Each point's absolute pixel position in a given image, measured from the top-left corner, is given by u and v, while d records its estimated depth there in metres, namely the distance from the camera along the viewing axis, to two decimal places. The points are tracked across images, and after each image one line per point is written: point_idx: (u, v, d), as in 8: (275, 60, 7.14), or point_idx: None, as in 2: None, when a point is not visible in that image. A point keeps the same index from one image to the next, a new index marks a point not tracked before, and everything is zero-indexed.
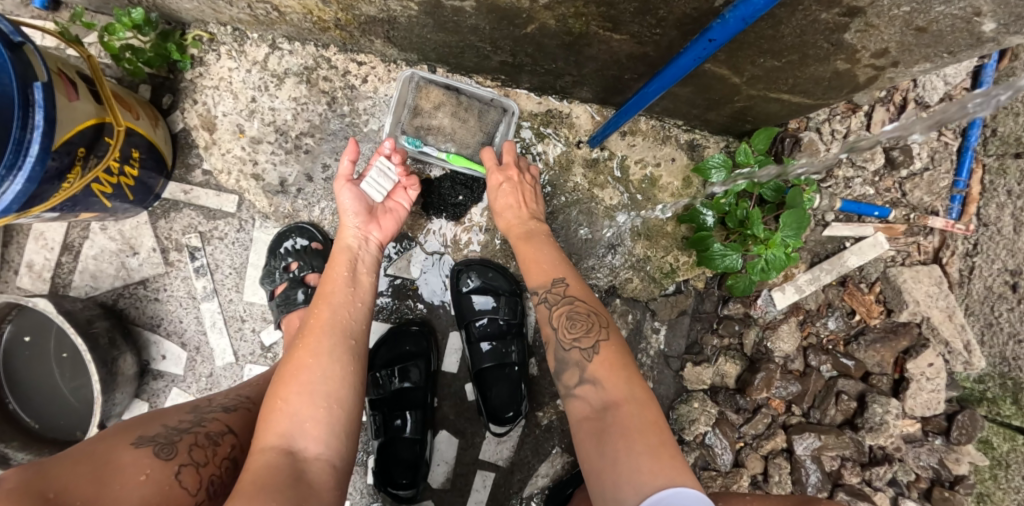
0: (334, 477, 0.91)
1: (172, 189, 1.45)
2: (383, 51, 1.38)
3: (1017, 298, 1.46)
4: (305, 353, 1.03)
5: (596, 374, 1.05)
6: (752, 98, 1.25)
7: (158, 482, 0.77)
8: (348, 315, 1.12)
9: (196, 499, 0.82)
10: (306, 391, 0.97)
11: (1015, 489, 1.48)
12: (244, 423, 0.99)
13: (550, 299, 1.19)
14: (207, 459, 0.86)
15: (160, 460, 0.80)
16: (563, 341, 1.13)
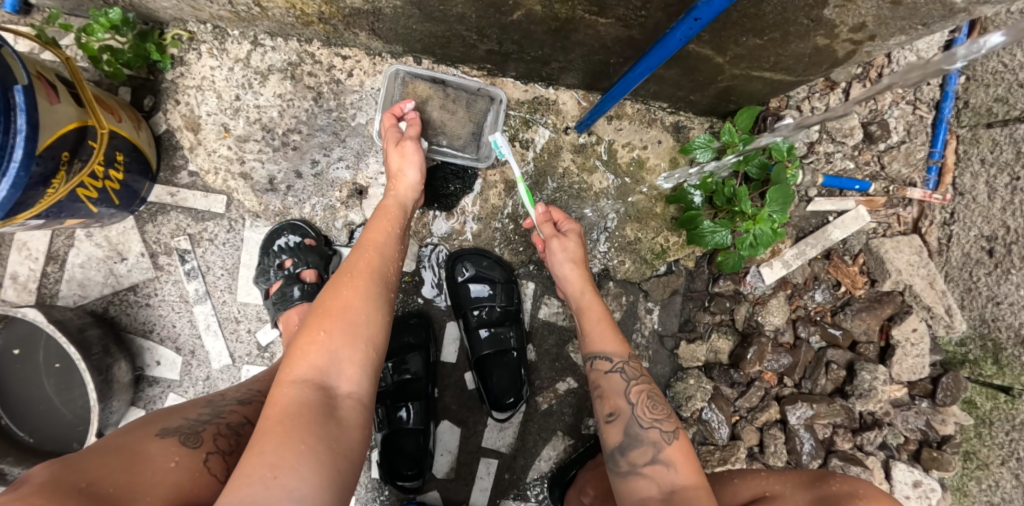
0: (362, 416, 0.91)
1: (158, 192, 1.43)
2: (368, 44, 1.37)
3: (993, 262, 1.53)
4: (349, 291, 1.02)
5: (670, 457, 1.07)
6: (736, 77, 1.27)
7: (189, 467, 0.78)
8: (391, 260, 1.11)
9: (224, 486, 0.82)
10: (345, 330, 0.96)
11: (999, 446, 1.53)
12: (262, 414, 1.00)
13: (628, 370, 1.20)
14: (232, 448, 0.87)
15: (187, 449, 0.81)
16: (642, 419, 1.12)
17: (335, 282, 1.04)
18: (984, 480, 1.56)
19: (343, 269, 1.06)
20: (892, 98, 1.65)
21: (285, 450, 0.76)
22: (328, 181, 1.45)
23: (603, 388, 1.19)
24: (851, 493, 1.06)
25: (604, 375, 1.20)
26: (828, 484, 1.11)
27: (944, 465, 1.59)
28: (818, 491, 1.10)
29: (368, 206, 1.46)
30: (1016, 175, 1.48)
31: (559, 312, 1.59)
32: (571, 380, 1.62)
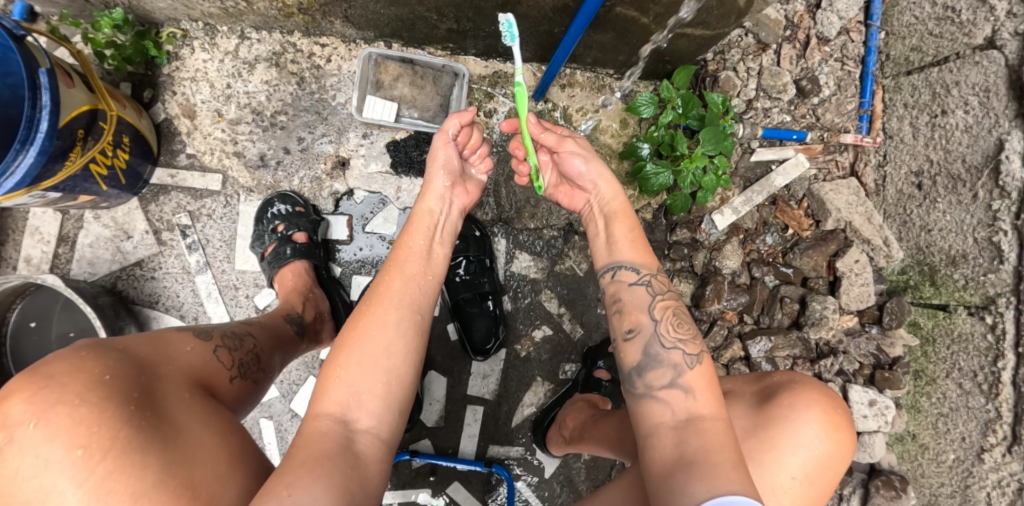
0: (382, 452, 0.95)
1: (159, 175, 1.60)
2: (343, 31, 1.56)
3: (923, 195, 1.71)
4: (375, 324, 1.04)
5: (690, 384, 1.04)
6: (664, 36, 1.45)
7: (200, 353, 1.00)
8: (417, 285, 1.12)
9: (229, 373, 1.04)
10: (370, 368, 0.99)
11: (942, 360, 1.67)
12: (262, 333, 1.22)
13: (655, 285, 1.17)
14: (235, 346, 1.09)
15: (200, 341, 1.03)
16: (664, 338, 1.10)
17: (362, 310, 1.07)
18: (932, 394, 1.69)
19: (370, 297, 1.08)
20: (820, 56, 1.81)
21: (302, 475, 0.81)
22: (314, 155, 1.62)
23: (625, 304, 1.17)
24: (790, 380, 1.15)
25: (627, 288, 1.18)
26: (771, 376, 1.20)
27: (895, 383, 1.73)
28: (759, 381, 1.19)
29: (351, 175, 1.63)
30: (934, 114, 1.67)
31: (531, 266, 1.74)
32: (546, 328, 1.76)
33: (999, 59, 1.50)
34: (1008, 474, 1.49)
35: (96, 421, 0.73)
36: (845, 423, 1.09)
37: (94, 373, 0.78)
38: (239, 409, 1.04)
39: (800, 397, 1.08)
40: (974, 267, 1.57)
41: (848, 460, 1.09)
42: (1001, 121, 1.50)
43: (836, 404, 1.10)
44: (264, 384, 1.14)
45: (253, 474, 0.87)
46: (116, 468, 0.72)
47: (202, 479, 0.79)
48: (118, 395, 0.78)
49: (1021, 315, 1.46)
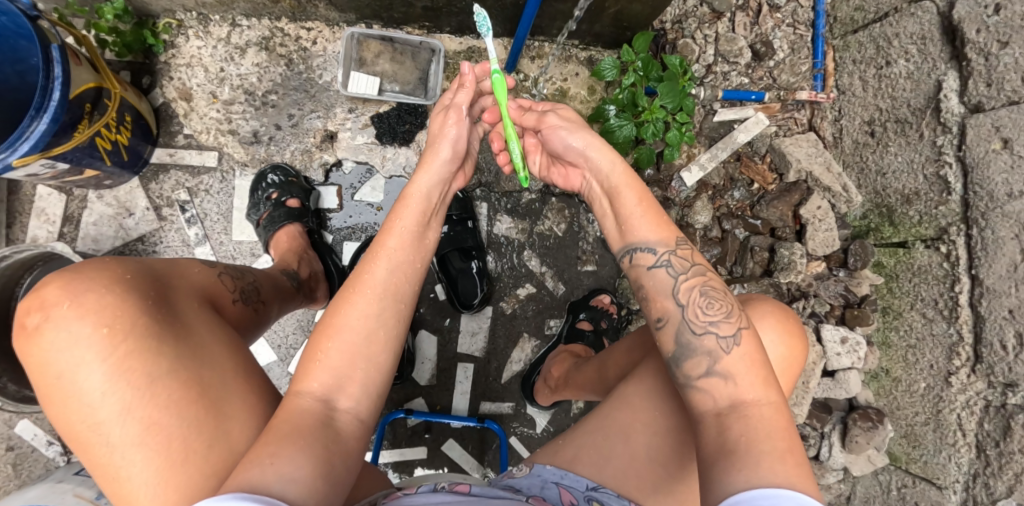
0: (362, 431, 0.94)
1: (158, 154, 1.71)
2: (327, 15, 1.69)
3: (876, 142, 1.83)
4: (358, 313, 0.99)
5: (729, 370, 0.94)
6: (619, 0, 1.57)
7: (208, 276, 1.11)
8: (404, 272, 1.05)
9: (232, 295, 1.15)
10: (351, 355, 0.96)
11: (906, 294, 1.78)
12: (264, 276, 1.33)
13: (676, 263, 1.04)
14: (238, 278, 1.20)
15: (206, 267, 1.14)
16: (694, 323, 0.98)
17: (344, 294, 1.00)
18: (900, 327, 1.80)
19: (353, 282, 1.01)
20: (773, 22, 1.96)
21: (285, 445, 0.81)
22: (303, 129, 1.73)
23: (648, 290, 1.05)
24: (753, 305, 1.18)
25: (648, 272, 1.05)
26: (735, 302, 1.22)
27: (864, 320, 1.84)
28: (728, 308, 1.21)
29: (339, 147, 1.74)
30: (880, 66, 1.80)
31: (512, 227, 1.83)
32: (529, 286, 1.84)
33: (931, 8, 1.63)
34: (975, 393, 1.58)
35: (119, 308, 0.86)
36: (796, 329, 1.17)
37: (118, 273, 0.91)
38: (243, 329, 1.14)
39: (757, 309, 1.15)
40: (927, 202, 1.68)
41: (801, 364, 1.18)
42: (938, 65, 1.63)
43: (789, 314, 1.17)
44: (265, 316, 1.24)
45: (252, 382, 0.97)
46: (134, 350, 0.84)
47: (207, 373, 0.90)
48: (137, 291, 0.90)
49: (971, 240, 1.56)
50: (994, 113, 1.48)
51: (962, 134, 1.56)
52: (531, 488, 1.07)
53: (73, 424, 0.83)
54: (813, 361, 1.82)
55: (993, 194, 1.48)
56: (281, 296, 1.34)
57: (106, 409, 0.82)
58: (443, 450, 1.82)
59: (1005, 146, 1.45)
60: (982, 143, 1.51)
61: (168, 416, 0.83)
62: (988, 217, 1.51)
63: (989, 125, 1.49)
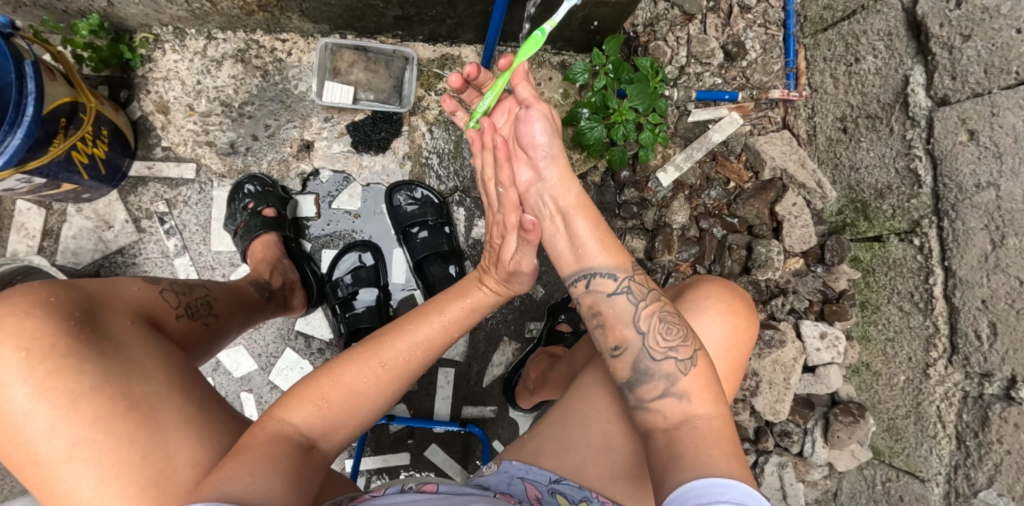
0: (325, 468, 0.99)
1: (137, 167, 1.73)
2: (302, 26, 1.71)
3: (848, 137, 1.85)
4: (374, 376, 1.06)
5: (685, 390, 0.99)
6: (586, 5, 1.59)
7: (148, 293, 1.13)
8: (429, 349, 1.14)
9: (176, 310, 1.16)
10: (349, 415, 1.03)
11: (882, 288, 1.78)
12: (219, 289, 1.34)
13: (635, 291, 1.11)
14: (185, 292, 1.21)
15: (147, 284, 1.15)
16: (653, 350, 1.04)
17: (372, 353, 1.08)
18: (879, 321, 1.80)
19: (384, 346, 1.09)
20: (744, 23, 1.98)
21: (265, 466, 0.85)
22: (280, 140, 1.75)
23: (606, 318, 1.11)
24: (698, 290, 1.20)
25: (608, 301, 1.12)
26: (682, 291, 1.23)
27: (842, 314, 1.85)
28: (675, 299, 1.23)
29: (316, 156, 1.75)
30: (850, 63, 1.82)
31: None
32: (509, 290, 1.84)
33: (896, 4, 1.65)
34: (953, 384, 1.59)
35: (38, 330, 0.87)
36: (743, 309, 1.19)
37: (42, 297, 0.93)
38: (189, 343, 1.15)
39: (700, 293, 1.18)
40: (899, 196, 1.69)
41: (751, 342, 1.19)
42: (904, 60, 1.66)
43: (734, 294, 1.19)
44: (218, 328, 1.26)
45: (192, 394, 0.97)
46: (55, 369, 0.86)
47: (136, 387, 0.91)
48: (60, 313, 0.91)
49: (943, 232, 1.58)
50: (959, 105, 1.50)
51: (930, 127, 1.58)
52: (499, 485, 1.10)
53: (7, 444, 0.85)
54: (793, 357, 1.82)
55: (962, 185, 1.50)
56: (238, 308, 1.35)
57: (34, 427, 0.84)
58: (425, 456, 1.81)
59: (971, 138, 1.47)
60: (949, 136, 1.53)
61: (97, 432, 0.85)
62: (958, 208, 1.53)
63: (956, 117, 1.51)
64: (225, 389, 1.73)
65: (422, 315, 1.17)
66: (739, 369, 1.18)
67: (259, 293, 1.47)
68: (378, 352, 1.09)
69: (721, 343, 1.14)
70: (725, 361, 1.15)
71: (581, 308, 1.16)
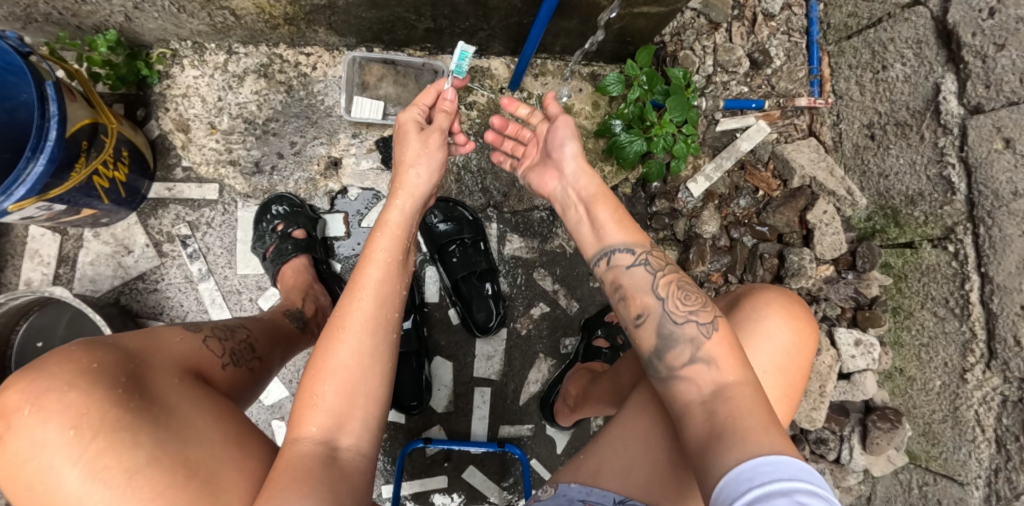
0: (366, 469, 0.93)
1: (157, 189, 1.66)
2: (327, 39, 1.65)
3: (876, 144, 1.86)
4: (352, 347, 0.99)
5: (711, 354, 0.94)
6: (623, 17, 1.57)
7: (191, 344, 1.07)
8: (387, 298, 1.06)
9: (222, 359, 1.10)
10: (350, 394, 0.96)
11: (915, 294, 1.80)
12: (258, 326, 1.28)
13: (652, 260, 1.07)
14: (227, 336, 1.16)
15: (188, 332, 1.11)
16: (674, 313, 1.00)
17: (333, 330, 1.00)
18: (912, 326, 1.81)
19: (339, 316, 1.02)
20: (769, 31, 1.97)
21: (295, 488, 0.81)
22: (307, 157, 1.69)
23: (628, 287, 1.06)
24: (757, 297, 1.17)
25: (630, 271, 1.07)
26: (742, 299, 1.19)
27: (875, 321, 1.86)
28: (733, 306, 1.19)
29: (344, 174, 1.70)
30: (876, 70, 1.83)
31: (524, 247, 1.80)
32: (544, 305, 1.81)
33: (925, 13, 1.66)
34: (991, 389, 1.60)
35: (85, 404, 0.82)
36: (804, 316, 1.16)
37: (84, 363, 0.87)
38: (238, 392, 1.10)
39: (760, 299, 1.16)
40: (931, 202, 1.70)
41: (814, 350, 1.16)
42: (934, 68, 1.66)
43: (793, 301, 1.16)
44: (264, 368, 1.21)
45: (249, 450, 0.92)
46: (107, 445, 0.80)
47: (193, 449, 0.85)
48: (106, 380, 0.86)
49: (979, 239, 1.59)
50: (994, 114, 1.51)
51: (963, 135, 1.60)
52: None
53: None
54: (829, 364, 1.83)
55: (998, 193, 1.52)
56: (278, 347, 1.29)
57: None
58: (463, 477, 1.77)
59: (1007, 146, 1.49)
60: (984, 143, 1.54)
61: None
62: (994, 216, 1.54)
63: (991, 125, 1.52)
64: (256, 418, 1.67)
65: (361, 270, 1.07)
66: (803, 378, 1.15)
67: (294, 324, 1.42)
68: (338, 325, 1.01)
69: (785, 350, 1.11)
70: (789, 368, 1.12)
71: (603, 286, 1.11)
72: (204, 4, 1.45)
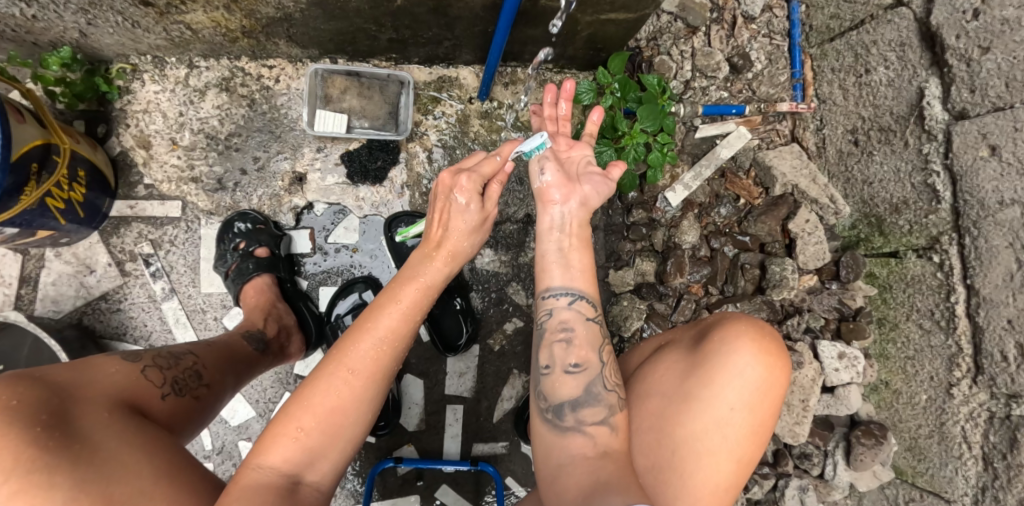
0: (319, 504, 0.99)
1: (119, 207, 1.63)
2: (289, 52, 1.61)
3: (860, 150, 1.79)
4: (347, 386, 1.03)
5: (617, 424, 1.06)
6: (592, 23, 1.51)
7: (128, 375, 1.05)
8: (396, 339, 1.09)
9: (161, 390, 1.08)
10: (331, 434, 1.01)
11: (900, 305, 1.74)
12: (207, 351, 1.25)
13: (587, 312, 1.15)
14: (170, 365, 1.14)
15: (127, 363, 1.08)
16: (605, 379, 1.10)
17: (336, 366, 1.03)
18: (897, 339, 1.75)
19: (343, 352, 1.04)
20: (749, 34, 1.92)
21: None
22: (270, 173, 1.65)
23: (575, 335, 1.13)
24: (723, 327, 1.12)
25: (581, 321, 1.14)
26: (710, 331, 1.13)
27: (860, 333, 1.80)
28: (699, 342, 1.13)
29: (309, 189, 1.66)
30: (859, 74, 1.77)
31: (496, 261, 1.75)
32: (517, 320, 1.77)
33: (908, 14, 1.60)
34: (978, 405, 1.54)
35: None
36: (777, 349, 1.10)
37: (2, 401, 0.84)
38: (179, 422, 1.08)
39: (730, 330, 1.10)
40: (916, 211, 1.64)
41: (788, 381, 1.11)
42: (918, 71, 1.60)
43: (765, 331, 1.10)
44: (213, 396, 1.19)
45: (183, 482, 0.91)
46: (25, 485, 0.79)
47: (117, 488, 0.83)
48: (24, 420, 0.83)
49: (964, 250, 1.52)
50: (979, 120, 1.45)
51: (947, 142, 1.53)
52: None
53: None
54: (811, 377, 1.78)
55: (984, 202, 1.45)
56: (230, 370, 1.27)
57: None
58: (435, 497, 1.74)
59: (993, 154, 1.42)
60: (969, 150, 1.47)
61: None
62: (980, 225, 1.48)
63: (976, 132, 1.45)
64: (223, 439, 1.65)
65: (379, 309, 1.09)
66: (775, 411, 1.10)
67: (251, 346, 1.39)
68: (341, 360, 1.04)
69: (755, 386, 1.07)
70: (760, 404, 1.07)
71: (547, 320, 1.15)
72: (158, 18, 1.41)
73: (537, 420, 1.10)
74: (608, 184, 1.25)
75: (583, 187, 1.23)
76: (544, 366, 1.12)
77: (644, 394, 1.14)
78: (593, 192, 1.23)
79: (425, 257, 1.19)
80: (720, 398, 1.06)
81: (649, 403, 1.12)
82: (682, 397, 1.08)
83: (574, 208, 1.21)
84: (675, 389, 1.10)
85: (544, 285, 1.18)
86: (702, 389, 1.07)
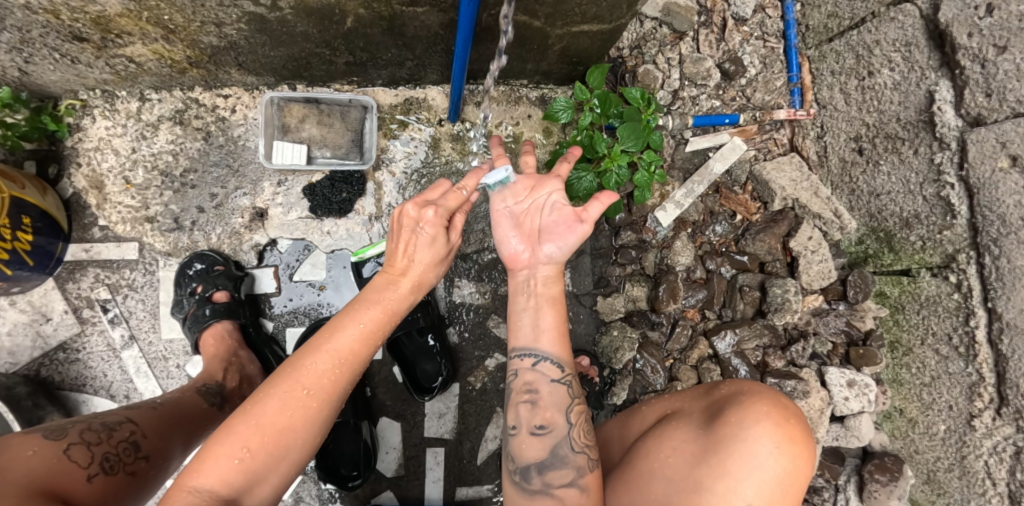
0: None
1: (73, 251, 1.53)
2: (243, 80, 1.51)
3: (865, 159, 1.65)
4: (299, 406, 0.90)
5: (588, 484, 0.98)
6: (563, 37, 1.39)
7: (46, 457, 0.93)
8: (360, 354, 0.96)
9: (88, 470, 0.96)
10: (279, 458, 0.88)
11: (914, 327, 1.60)
12: (148, 416, 1.14)
13: (551, 372, 1.04)
14: (100, 439, 1.02)
15: (48, 441, 0.96)
16: (574, 440, 1.00)
17: (289, 382, 0.90)
18: (912, 364, 1.62)
19: (297, 366, 0.91)
20: (740, 37, 1.79)
21: None
22: (229, 209, 1.57)
23: (542, 397, 1.03)
24: (743, 400, 0.99)
25: (547, 383, 1.03)
26: (725, 407, 1.00)
27: (870, 359, 1.68)
28: (715, 420, 0.99)
29: (271, 225, 1.59)
30: (862, 76, 1.62)
31: (474, 293, 1.65)
32: (499, 355, 1.66)
33: (913, 11, 1.46)
34: (1002, 438, 1.38)
35: None
36: (803, 434, 0.96)
37: None
38: None
39: (747, 411, 0.96)
40: (929, 226, 1.49)
41: (809, 472, 0.97)
42: (926, 73, 1.45)
43: (790, 414, 0.97)
44: (152, 471, 1.08)
45: None
46: None
47: None
48: None
49: (984, 270, 1.36)
50: (997, 127, 1.29)
51: (963, 151, 1.37)
52: None
53: None
54: (818, 408, 1.64)
55: (1005, 218, 1.29)
56: (179, 434, 1.16)
57: None
58: None
59: (1014, 164, 1.26)
60: (987, 161, 1.32)
61: None
62: (1001, 243, 1.32)
63: (994, 140, 1.30)
64: None
65: (338, 325, 0.95)
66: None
67: (207, 402, 1.29)
68: (296, 376, 0.91)
69: (775, 480, 0.92)
70: (779, 500, 0.92)
71: (512, 380, 1.06)
72: (96, 52, 1.29)
73: (504, 480, 1.03)
74: (577, 229, 1.06)
75: (544, 243, 1.07)
76: (511, 426, 1.03)
77: (648, 476, 1.00)
78: (557, 247, 1.07)
79: (387, 283, 1.00)
80: (736, 493, 0.91)
81: (653, 489, 0.98)
82: (691, 487, 0.94)
83: (540, 266, 1.08)
84: (683, 475, 0.96)
85: (511, 343, 1.09)
86: (714, 481, 0.92)
